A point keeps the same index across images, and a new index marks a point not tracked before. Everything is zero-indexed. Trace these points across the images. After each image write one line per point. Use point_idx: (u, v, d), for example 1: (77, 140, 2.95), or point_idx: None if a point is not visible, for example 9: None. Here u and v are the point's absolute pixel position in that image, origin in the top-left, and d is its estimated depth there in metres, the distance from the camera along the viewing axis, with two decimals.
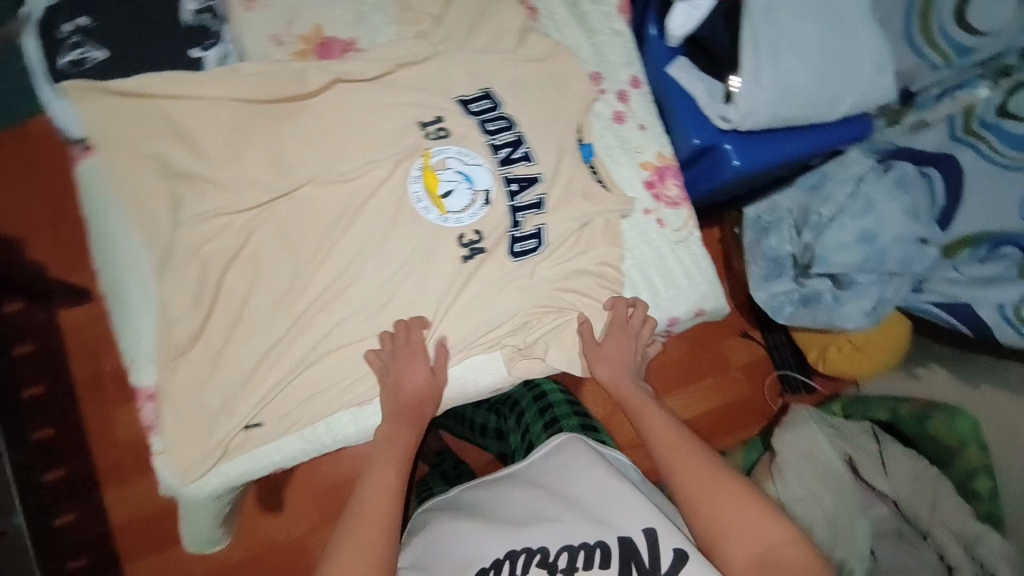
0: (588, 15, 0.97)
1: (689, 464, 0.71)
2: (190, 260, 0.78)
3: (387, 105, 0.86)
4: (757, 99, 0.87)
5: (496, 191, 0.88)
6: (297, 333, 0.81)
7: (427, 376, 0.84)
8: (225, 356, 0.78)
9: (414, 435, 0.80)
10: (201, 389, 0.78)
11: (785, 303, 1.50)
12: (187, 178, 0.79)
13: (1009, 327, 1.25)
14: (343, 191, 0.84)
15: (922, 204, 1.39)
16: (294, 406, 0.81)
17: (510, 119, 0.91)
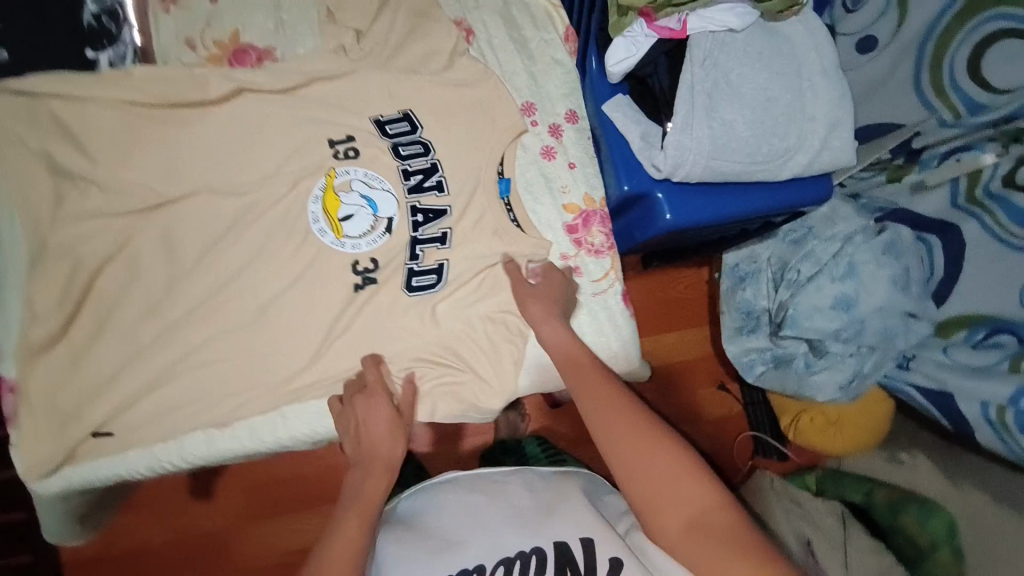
0: (529, 40, 0.92)
1: (623, 431, 0.62)
2: (66, 259, 0.77)
3: (294, 118, 0.82)
4: (687, 149, 0.79)
5: (400, 221, 0.83)
6: (160, 346, 0.78)
7: (391, 415, 0.75)
8: (87, 362, 0.77)
9: (384, 484, 0.67)
10: (58, 390, 0.77)
11: (757, 361, 1.41)
12: (75, 179, 0.77)
13: (988, 426, 1.13)
14: (236, 203, 0.80)
15: (914, 274, 1.24)
16: (150, 420, 0.78)
17: (427, 145, 0.85)
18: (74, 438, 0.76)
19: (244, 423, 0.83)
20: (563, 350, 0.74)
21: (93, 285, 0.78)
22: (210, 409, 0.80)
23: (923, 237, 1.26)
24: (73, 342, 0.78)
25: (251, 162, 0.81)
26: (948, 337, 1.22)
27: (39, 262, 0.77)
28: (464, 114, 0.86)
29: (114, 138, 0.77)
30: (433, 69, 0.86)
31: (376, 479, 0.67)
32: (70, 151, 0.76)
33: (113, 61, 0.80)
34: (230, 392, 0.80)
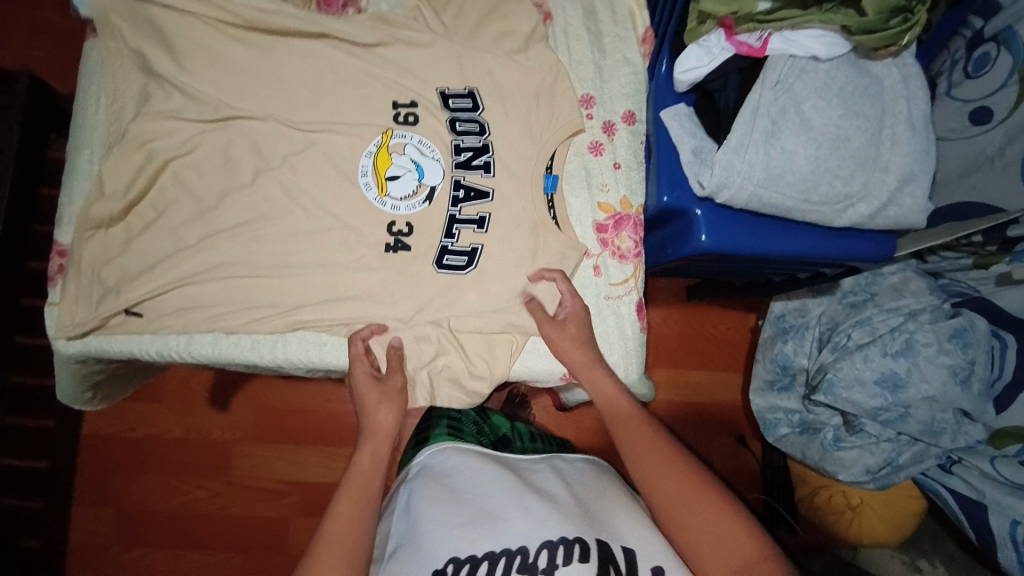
0: (604, 35, 0.91)
1: (668, 481, 0.65)
2: (132, 145, 0.82)
3: (359, 64, 0.85)
4: (737, 171, 0.75)
5: (442, 192, 0.83)
6: (200, 248, 0.82)
7: (376, 386, 0.80)
8: (135, 245, 0.82)
9: (382, 452, 0.76)
10: (105, 262, 0.82)
11: (782, 422, 1.32)
12: (160, 80, 0.84)
13: (1012, 550, 1.03)
14: (288, 131, 0.84)
15: (979, 370, 1.11)
16: (172, 311, 0.83)
17: (484, 125, 0.85)
18: (107, 311, 0.80)
19: (257, 335, 0.85)
20: (611, 398, 0.78)
21: (158, 178, 0.83)
22: (227, 316, 0.83)
23: (999, 334, 1.14)
24: (131, 224, 0.83)
25: (311, 96, 0.84)
26: (1001, 447, 1.10)
27: (119, 145, 0.83)
28: (523, 90, 0.85)
29: (201, 48, 0.84)
30: (502, 43, 0.86)
31: (370, 450, 0.75)
32: (159, 53, 0.83)
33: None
34: (246, 305, 0.83)
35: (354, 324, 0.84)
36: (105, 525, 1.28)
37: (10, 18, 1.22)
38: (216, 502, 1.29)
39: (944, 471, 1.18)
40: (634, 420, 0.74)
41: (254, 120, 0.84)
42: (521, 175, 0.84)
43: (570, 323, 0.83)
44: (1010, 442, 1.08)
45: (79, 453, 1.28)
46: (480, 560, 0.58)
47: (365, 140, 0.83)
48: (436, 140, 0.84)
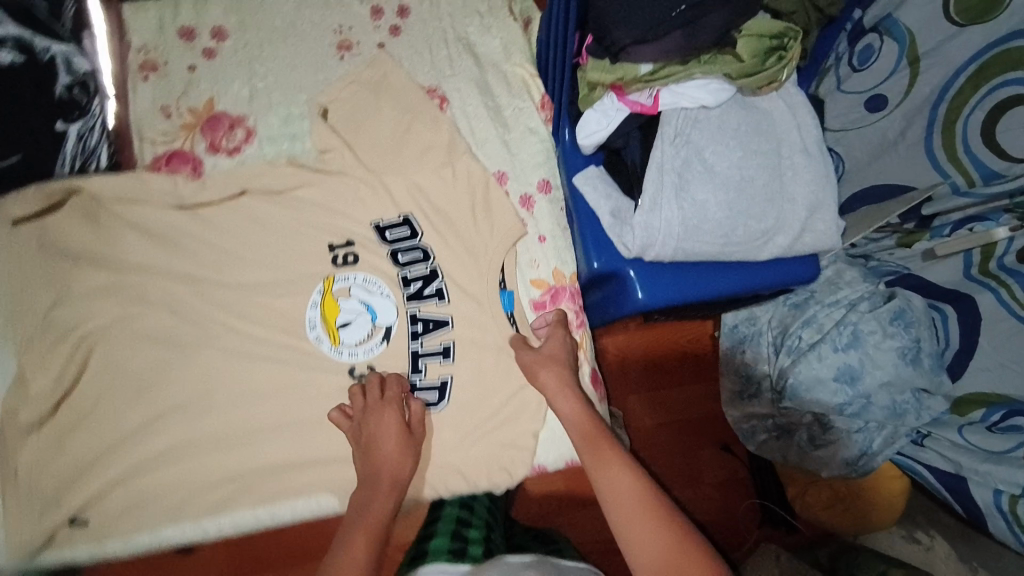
0: (503, 109, 0.90)
1: (663, 542, 0.60)
2: (64, 336, 0.75)
3: (265, 187, 0.82)
4: (657, 232, 0.75)
5: (400, 328, 0.82)
6: (153, 431, 0.75)
7: (403, 431, 0.74)
8: (68, 446, 0.74)
9: (389, 506, 0.69)
10: (44, 468, 0.73)
11: (758, 429, 1.35)
12: (58, 256, 0.76)
13: (1000, 518, 1.03)
14: (203, 275, 0.80)
15: (925, 346, 1.15)
16: (127, 507, 0.75)
17: (427, 251, 0.84)
18: (51, 524, 0.72)
19: (231, 514, 0.77)
20: (593, 435, 0.72)
21: (88, 363, 0.76)
22: (189, 501, 0.76)
23: (937, 304, 1.17)
24: (60, 424, 0.75)
25: (219, 231, 0.81)
26: (966, 415, 1.12)
27: (51, 343, 0.74)
28: (441, 183, 0.85)
29: (84, 210, 0.77)
30: (405, 142, 0.86)
31: (384, 500, 0.68)
32: (57, 225, 0.76)
33: (81, 132, 0.76)
34: (201, 479, 0.76)
35: (313, 466, 0.77)
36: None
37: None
38: None
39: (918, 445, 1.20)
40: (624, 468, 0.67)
41: (163, 272, 0.79)
42: (458, 267, 0.84)
43: (545, 346, 0.80)
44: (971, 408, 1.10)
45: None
46: None
47: (288, 269, 0.81)
48: (366, 251, 0.83)
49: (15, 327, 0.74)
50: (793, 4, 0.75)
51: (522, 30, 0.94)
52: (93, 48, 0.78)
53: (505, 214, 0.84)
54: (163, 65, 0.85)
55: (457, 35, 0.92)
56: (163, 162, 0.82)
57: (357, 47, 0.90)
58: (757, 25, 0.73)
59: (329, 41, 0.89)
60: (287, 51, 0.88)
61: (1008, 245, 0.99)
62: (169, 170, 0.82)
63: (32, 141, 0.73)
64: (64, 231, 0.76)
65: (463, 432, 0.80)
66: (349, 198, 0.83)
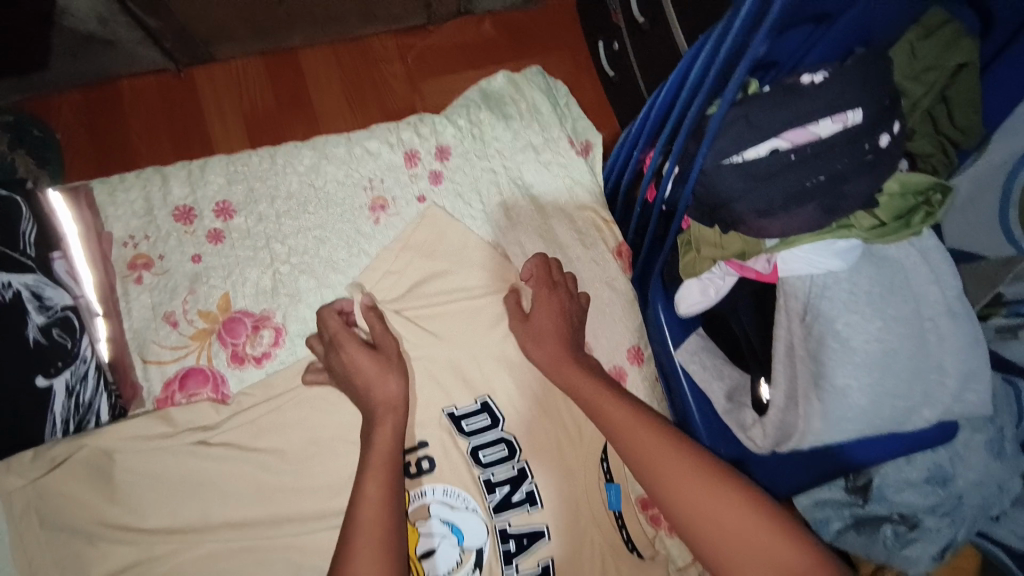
0: (575, 261, 0.76)
1: (685, 480, 0.54)
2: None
3: (317, 400, 0.67)
4: (795, 428, 0.64)
5: (491, 552, 0.64)
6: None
7: (373, 351, 0.62)
8: None
9: (392, 426, 0.59)
10: None
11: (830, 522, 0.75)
12: (66, 532, 0.59)
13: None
14: (246, 534, 0.62)
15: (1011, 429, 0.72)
16: None
17: (512, 444, 0.68)
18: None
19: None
20: (579, 386, 0.63)
21: None
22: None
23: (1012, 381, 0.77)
24: None
25: (263, 469, 0.64)
26: None
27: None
28: (522, 365, 0.70)
29: (92, 468, 0.61)
30: (469, 319, 0.71)
31: (387, 429, 0.59)
32: (63, 490, 0.60)
33: (71, 385, 0.59)
34: None
35: None
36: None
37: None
38: None
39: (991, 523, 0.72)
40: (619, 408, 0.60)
41: (197, 537, 0.61)
42: (556, 469, 0.68)
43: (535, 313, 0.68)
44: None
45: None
46: None
47: None
48: (443, 460, 0.67)
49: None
50: (933, 146, 0.64)
51: (585, 160, 0.80)
52: (65, 271, 0.61)
53: None
54: (159, 260, 0.68)
55: (510, 177, 0.78)
56: (176, 387, 0.66)
57: (394, 206, 0.75)
58: (901, 182, 0.61)
59: (361, 201, 0.74)
60: (313, 222, 0.72)
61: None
62: (185, 397, 0.66)
63: (12, 416, 0.55)
64: (72, 497, 0.60)
65: None
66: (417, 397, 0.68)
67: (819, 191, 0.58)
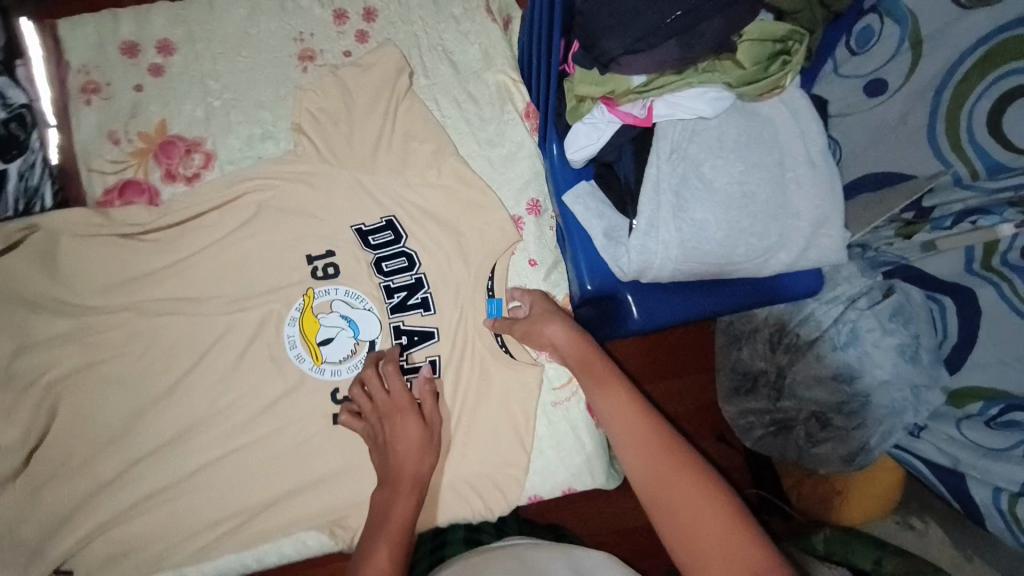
0: (487, 121, 0.84)
1: (668, 485, 0.53)
2: (28, 387, 0.71)
3: (242, 213, 0.78)
4: (655, 253, 0.72)
5: (383, 342, 0.78)
6: (125, 483, 0.72)
7: (422, 428, 0.70)
8: (45, 499, 0.71)
9: (412, 503, 0.66)
10: (18, 525, 0.70)
11: (756, 424, 1.20)
12: (31, 304, 0.72)
13: (1001, 520, 0.88)
14: (180, 316, 0.75)
15: (924, 342, 0.97)
16: (111, 557, 0.71)
17: (412, 257, 0.80)
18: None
19: (216, 559, 0.74)
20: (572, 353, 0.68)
21: (59, 410, 0.72)
22: (167, 554, 0.72)
23: (935, 296, 0.98)
24: (34, 475, 0.71)
25: (187, 263, 0.76)
26: (964, 406, 0.94)
27: (15, 394, 0.71)
28: (430, 205, 0.81)
29: (42, 251, 0.72)
30: (384, 160, 0.81)
31: (406, 500, 0.65)
32: (16, 268, 0.71)
33: (23, 171, 0.70)
34: (189, 532, 0.72)
35: (304, 496, 0.74)
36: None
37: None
38: None
39: (913, 438, 1.01)
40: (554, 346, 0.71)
41: (133, 310, 0.74)
42: (449, 284, 0.80)
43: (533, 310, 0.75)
44: (973, 399, 0.92)
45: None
46: None
47: (269, 294, 0.77)
48: (348, 268, 0.79)
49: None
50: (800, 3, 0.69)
51: (502, 31, 0.87)
52: (24, 77, 0.72)
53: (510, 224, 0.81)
54: (107, 86, 0.77)
55: (432, 44, 0.85)
56: (115, 194, 0.76)
57: (321, 58, 0.82)
58: (759, 28, 0.67)
59: (290, 51, 0.81)
60: (245, 65, 0.81)
61: (1014, 242, 0.81)
62: (121, 202, 0.76)
63: None
64: (25, 275, 0.72)
65: (463, 462, 0.77)
66: (334, 220, 0.79)
67: (676, 28, 0.64)
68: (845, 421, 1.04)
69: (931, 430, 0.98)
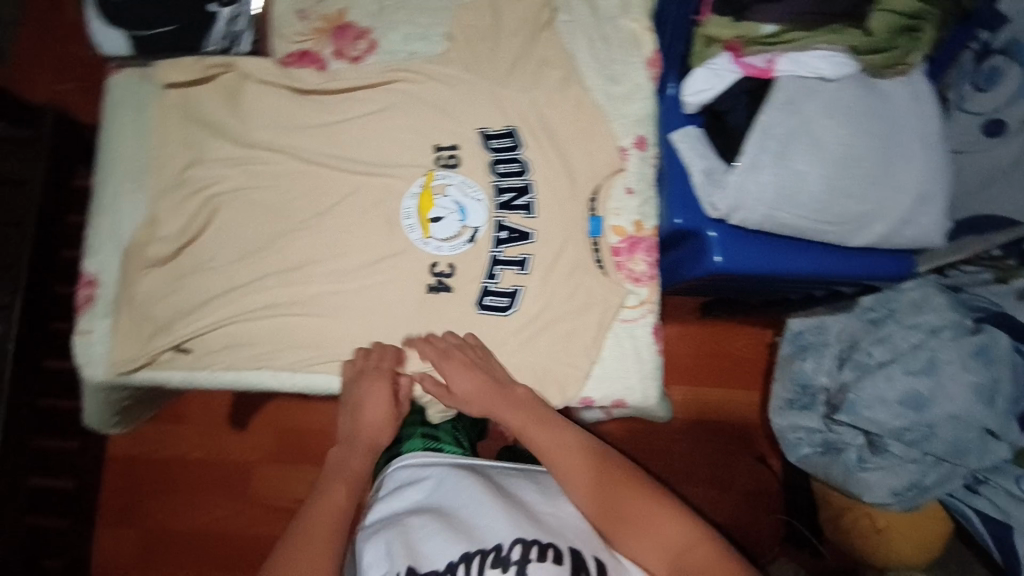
0: (616, 60, 0.91)
1: (592, 489, 0.64)
2: (195, 192, 0.86)
3: (388, 94, 0.90)
4: (749, 193, 0.76)
5: (485, 232, 0.88)
6: (249, 290, 0.85)
7: (390, 399, 0.81)
8: (184, 287, 0.85)
9: (370, 461, 0.75)
10: (160, 300, 0.85)
11: (802, 442, 1.16)
12: (211, 129, 0.88)
13: None
14: (322, 167, 0.89)
15: (1003, 387, 1.00)
16: (227, 346, 0.86)
17: (524, 165, 0.90)
18: (159, 347, 0.82)
19: (308, 373, 0.88)
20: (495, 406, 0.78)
21: (214, 218, 0.87)
22: (274, 355, 0.87)
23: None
24: (179, 265, 0.86)
25: (337, 125, 0.90)
26: None
27: (184, 195, 0.86)
28: (547, 122, 0.90)
29: (229, 87, 0.88)
30: (516, 74, 0.91)
31: (362, 457, 0.75)
32: (203, 96, 0.88)
33: (229, 18, 0.88)
34: (296, 341, 0.87)
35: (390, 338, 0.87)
36: (128, 545, 1.32)
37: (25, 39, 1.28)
38: (239, 520, 1.31)
39: (970, 491, 1.05)
40: (536, 418, 0.73)
41: (289, 153, 0.89)
42: (551, 193, 0.89)
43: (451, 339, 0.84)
44: None
45: (107, 473, 1.33)
46: (473, 556, 0.57)
47: (400, 168, 0.90)
48: (466, 162, 0.90)
49: (158, 177, 0.87)
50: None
51: None
52: None
53: (618, 153, 0.89)
54: None
55: None
56: (293, 59, 0.91)
57: None
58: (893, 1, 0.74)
59: None
60: None
61: None
62: (296, 65, 0.90)
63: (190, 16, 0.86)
64: (207, 103, 0.88)
65: (528, 348, 0.86)
66: (464, 120, 0.90)
67: None
68: (905, 451, 1.06)
69: (993, 483, 1.02)
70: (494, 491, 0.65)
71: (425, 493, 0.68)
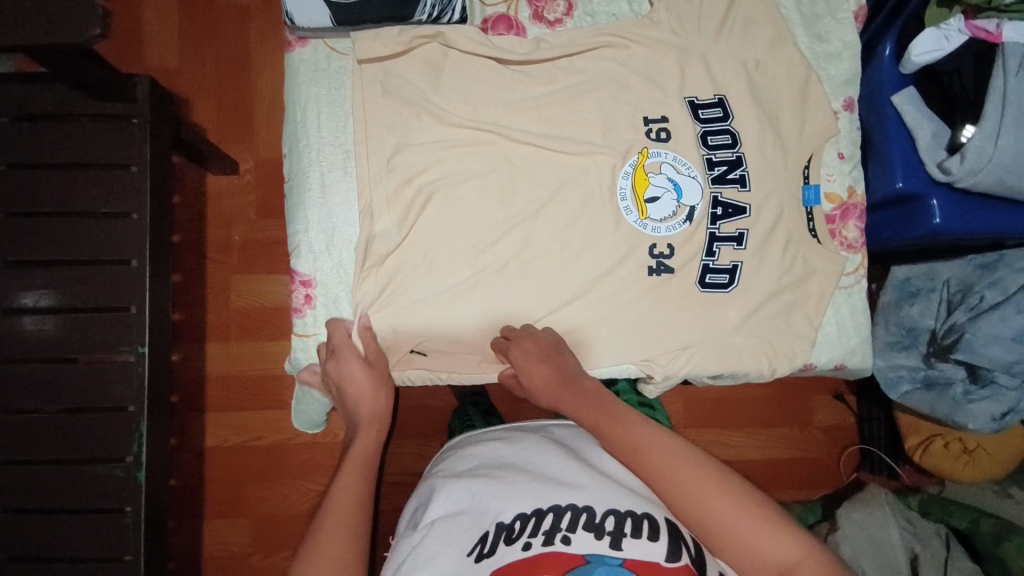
0: (822, 20, 0.90)
1: (652, 460, 0.62)
2: (407, 179, 0.81)
3: (596, 61, 0.85)
4: (987, 157, 0.78)
5: (702, 210, 0.86)
6: (474, 282, 0.83)
7: (365, 368, 0.78)
8: (407, 281, 0.81)
9: (376, 435, 0.74)
10: (386, 297, 0.81)
11: (903, 380, 1.11)
12: (414, 109, 0.82)
13: None
14: (531, 145, 0.84)
15: None
16: (457, 340, 0.84)
17: (735, 136, 0.87)
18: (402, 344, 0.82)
19: None
20: (538, 374, 0.78)
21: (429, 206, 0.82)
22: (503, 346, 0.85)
23: None
24: (400, 259, 0.81)
25: (544, 97, 0.85)
26: None
27: (395, 183, 0.81)
28: (756, 87, 0.88)
29: (430, 58, 0.82)
30: (724, 35, 0.87)
31: (368, 438, 0.73)
32: (404, 71, 0.82)
33: None
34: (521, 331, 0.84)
35: (612, 322, 0.86)
36: (245, 533, 1.26)
37: (129, 13, 1.26)
38: None
39: None
40: (566, 384, 0.75)
41: (499, 131, 0.83)
42: (765, 163, 0.87)
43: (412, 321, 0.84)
44: None
45: (208, 465, 1.26)
46: (561, 511, 0.60)
47: (613, 142, 0.86)
48: (676, 134, 0.86)
49: (366, 164, 0.81)
50: None
51: None
52: None
53: (829, 118, 0.88)
54: None
55: None
56: (491, 25, 0.84)
57: None
58: None
59: None
60: None
61: None
62: (495, 32, 0.85)
63: None
64: (408, 78, 0.82)
65: (749, 321, 0.87)
66: (672, 87, 0.86)
67: None
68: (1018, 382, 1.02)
69: None
70: (584, 465, 0.68)
71: (515, 452, 0.74)
